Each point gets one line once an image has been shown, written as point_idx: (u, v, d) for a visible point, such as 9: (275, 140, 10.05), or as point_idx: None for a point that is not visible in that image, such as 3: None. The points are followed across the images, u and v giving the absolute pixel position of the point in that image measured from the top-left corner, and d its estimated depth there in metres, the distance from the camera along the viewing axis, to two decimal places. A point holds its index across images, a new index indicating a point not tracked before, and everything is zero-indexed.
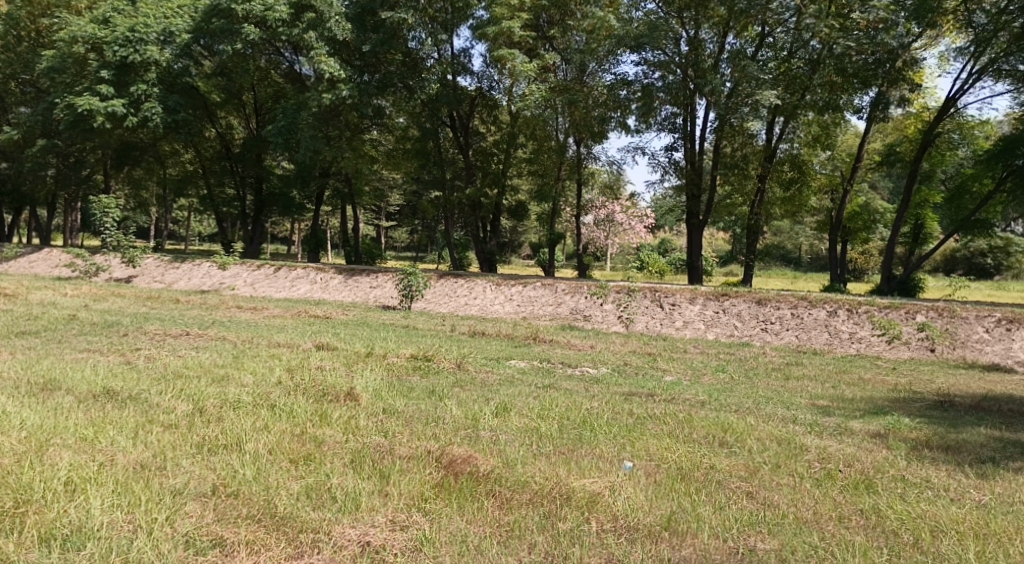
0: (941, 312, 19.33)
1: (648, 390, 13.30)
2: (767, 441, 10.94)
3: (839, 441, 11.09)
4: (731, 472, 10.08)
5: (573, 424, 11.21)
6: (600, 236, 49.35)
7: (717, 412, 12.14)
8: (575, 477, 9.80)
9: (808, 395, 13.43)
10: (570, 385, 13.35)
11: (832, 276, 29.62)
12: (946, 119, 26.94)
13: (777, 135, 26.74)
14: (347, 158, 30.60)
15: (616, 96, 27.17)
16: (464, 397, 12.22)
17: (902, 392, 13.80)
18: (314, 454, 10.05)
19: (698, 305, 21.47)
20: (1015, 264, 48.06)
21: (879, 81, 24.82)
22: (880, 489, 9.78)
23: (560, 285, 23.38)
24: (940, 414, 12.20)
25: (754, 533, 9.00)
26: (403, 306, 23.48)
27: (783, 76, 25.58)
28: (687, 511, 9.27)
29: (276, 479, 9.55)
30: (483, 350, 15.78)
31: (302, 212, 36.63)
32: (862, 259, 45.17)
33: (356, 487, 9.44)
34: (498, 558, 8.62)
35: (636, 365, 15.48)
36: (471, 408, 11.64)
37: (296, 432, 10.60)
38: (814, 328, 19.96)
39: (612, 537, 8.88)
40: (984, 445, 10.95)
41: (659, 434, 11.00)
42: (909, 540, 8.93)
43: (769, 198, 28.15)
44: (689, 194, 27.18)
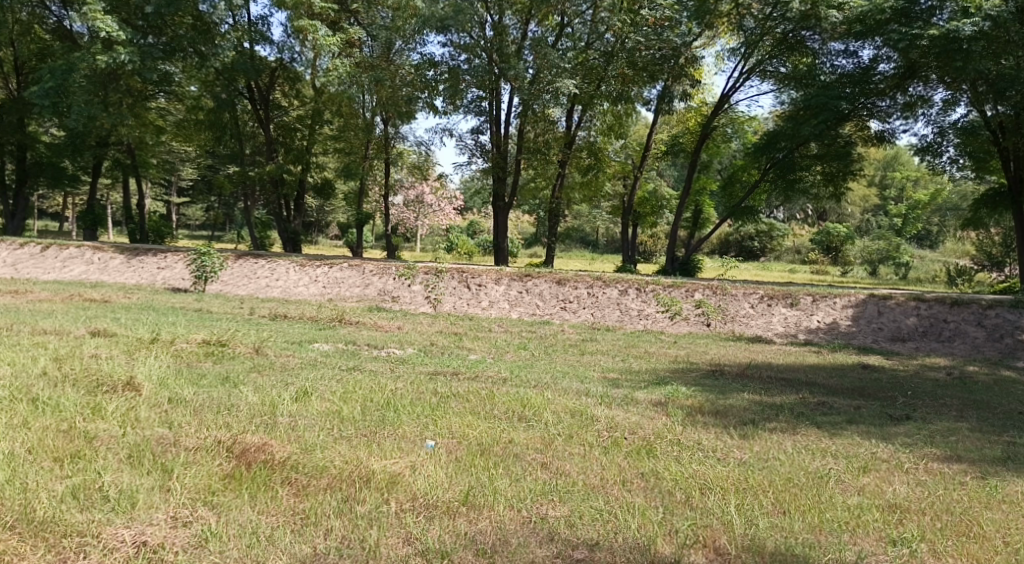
0: (715, 290, 21.15)
1: (452, 369, 12.70)
2: (561, 414, 10.66)
3: (626, 409, 11.07)
4: (528, 445, 9.67)
5: (376, 406, 10.42)
6: (409, 217, 49.34)
7: (516, 387, 11.83)
8: (377, 458, 9.09)
9: (601, 369, 13.97)
10: (374, 366, 12.45)
11: (623, 260, 31.29)
12: (721, 115, 29.10)
13: (576, 123, 28.30)
14: (129, 125, 28.10)
15: (422, 76, 26.27)
16: (263, 382, 11.13)
17: (680, 363, 15.07)
18: (84, 451, 8.89)
19: (503, 285, 22.08)
20: (778, 247, 52.74)
21: (665, 76, 26.72)
22: (660, 453, 9.56)
23: (367, 267, 23.35)
24: (713, 382, 13.18)
25: (545, 501, 8.59)
26: (197, 288, 22.62)
27: (581, 66, 26.14)
28: (484, 485, 8.76)
29: (35, 480, 8.40)
30: (284, 334, 14.75)
31: (73, 182, 34.18)
32: (651, 242, 47.86)
33: (133, 483, 8.45)
34: (292, 546, 7.88)
35: (443, 345, 14.95)
36: (269, 394, 10.57)
37: (62, 427, 9.31)
38: (607, 306, 21.17)
39: (411, 516, 8.28)
40: (747, 409, 11.39)
41: (462, 412, 10.46)
42: (679, 497, 8.66)
43: (569, 182, 29.72)
44: (496, 176, 27.54)
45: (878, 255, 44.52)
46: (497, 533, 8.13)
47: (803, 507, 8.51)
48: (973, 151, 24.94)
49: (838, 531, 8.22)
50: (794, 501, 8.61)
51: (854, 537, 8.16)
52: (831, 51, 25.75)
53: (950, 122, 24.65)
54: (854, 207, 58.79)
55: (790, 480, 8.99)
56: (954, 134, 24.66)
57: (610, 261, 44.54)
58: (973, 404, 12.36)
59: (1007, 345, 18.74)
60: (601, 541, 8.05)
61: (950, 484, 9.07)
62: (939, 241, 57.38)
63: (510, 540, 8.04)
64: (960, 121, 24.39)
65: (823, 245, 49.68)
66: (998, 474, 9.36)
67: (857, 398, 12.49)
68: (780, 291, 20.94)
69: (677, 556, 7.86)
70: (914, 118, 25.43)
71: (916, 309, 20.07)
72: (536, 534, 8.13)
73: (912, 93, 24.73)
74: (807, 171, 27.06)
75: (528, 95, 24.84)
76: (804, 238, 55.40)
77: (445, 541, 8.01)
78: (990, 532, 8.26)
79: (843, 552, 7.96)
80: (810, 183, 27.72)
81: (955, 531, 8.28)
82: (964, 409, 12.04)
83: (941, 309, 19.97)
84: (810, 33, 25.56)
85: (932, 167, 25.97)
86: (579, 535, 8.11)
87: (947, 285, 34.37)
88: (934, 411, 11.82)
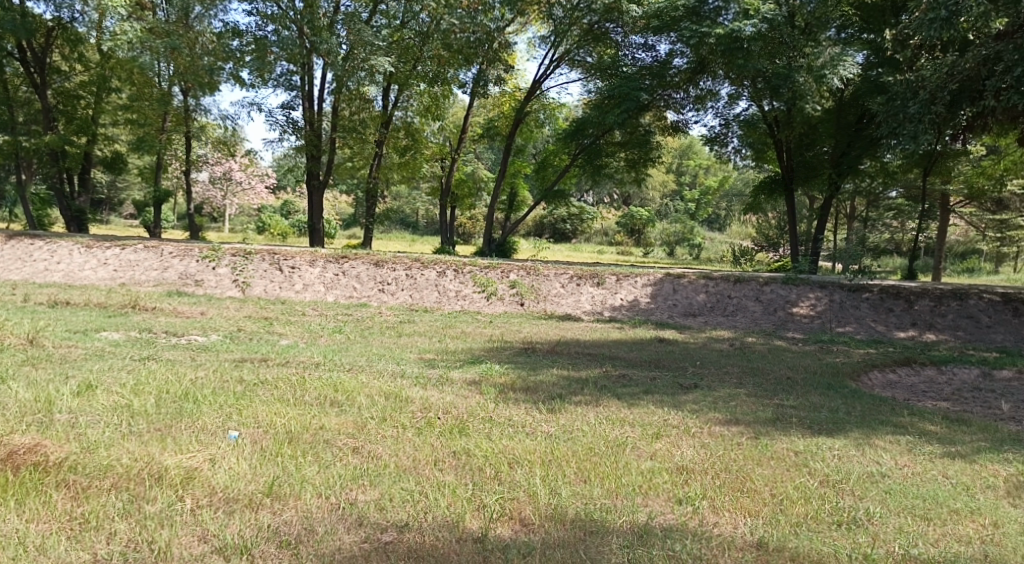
0: (529, 271, 21.51)
1: (260, 355, 12.17)
2: (375, 396, 10.42)
3: (440, 389, 10.96)
4: (339, 430, 9.40)
5: (173, 398, 9.84)
6: (216, 195, 47.53)
7: (328, 371, 11.49)
8: (172, 454, 8.60)
9: (417, 349, 13.76)
10: (172, 355, 11.79)
11: (442, 242, 31.25)
12: (533, 100, 29.50)
13: (392, 103, 27.99)
14: None
15: (228, 46, 25.07)
16: (36, 377, 10.24)
17: (494, 342, 15.13)
18: None
19: (318, 267, 21.45)
20: (588, 229, 54.41)
21: (480, 59, 26.79)
22: (472, 431, 9.53)
23: (165, 248, 21.79)
24: (525, 359, 13.38)
25: (355, 486, 8.39)
26: None
27: (396, 45, 26.06)
28: (291, 474, 8.46)
29: None
30: (63, 323, 13.71)
31: None
32: (469, 224, 48.08)
33: None
34: (66, 554, 7.40)
35: (250, 330, 14.38)
36: (44, 389, 9.76)
37: None
38: (425, 288, 21.06)
39: (207, 513, 7.89)
40: (555, 384, 11.60)
41: (269, 399, 10.04)
42: (490, 473, 8.67)
43: (385, 163, 28.91)
44: (310, 155, 26.64)
45: (678, 236, 46.89)
46: (302, 522, 7.88)
47: (602, 475, 8.70)
48: (753, 142, 26.47)
49: (633, 494, 8.42)
50: (595, 469, 8.80)
51: (645, 499, 8.36)
52: (633, 44, 26.70)
53: (735, 114, 25.80)
54: (655, 192, 61.54)
55: (591, 449, 9.21)
56: (738, 126, 25.85)
57: (429, 243, 44.52)
58: (751, 371, 13.19)
59: (779, 318, 20.18)
60: (411, 522, 7.93)
61: (729, 444, 9.49)
62: (728, 225, 61.14)
63: (316, 528, 7.81)
64: (743, 113, 25.45)
65: (628, 228, 51.80)
66: (767, 434, 9.88)
67: (652, 370, 13.06)
68: (588, 271, 21.57)
69: (484, 530, 7.87)
70: (705, 110, 26.41)
71: (705, 286, 21.19)
72: (344, 520, 7.93)
73: (703, 86, 25.80)
74: (612, 157, 28.02)
75: (342, 71, 24.19)
76: (611, 221, 57.48)
77: (245, 536, 7.69)
78: (759, 486, 8.57)
79: (636, 514, 8.12)
80: (614, 169, 28.67)
81: (732, 487, 8.56)
82: (742, 377, 12.80)
83: (725, 286, 21.17)
84: (613, 25, 26.61)
85: (719, 156, 27.31)
86: (388, 518, 7.97)
87: (733, 264, 36.64)
88: (719, 379, 12.54)
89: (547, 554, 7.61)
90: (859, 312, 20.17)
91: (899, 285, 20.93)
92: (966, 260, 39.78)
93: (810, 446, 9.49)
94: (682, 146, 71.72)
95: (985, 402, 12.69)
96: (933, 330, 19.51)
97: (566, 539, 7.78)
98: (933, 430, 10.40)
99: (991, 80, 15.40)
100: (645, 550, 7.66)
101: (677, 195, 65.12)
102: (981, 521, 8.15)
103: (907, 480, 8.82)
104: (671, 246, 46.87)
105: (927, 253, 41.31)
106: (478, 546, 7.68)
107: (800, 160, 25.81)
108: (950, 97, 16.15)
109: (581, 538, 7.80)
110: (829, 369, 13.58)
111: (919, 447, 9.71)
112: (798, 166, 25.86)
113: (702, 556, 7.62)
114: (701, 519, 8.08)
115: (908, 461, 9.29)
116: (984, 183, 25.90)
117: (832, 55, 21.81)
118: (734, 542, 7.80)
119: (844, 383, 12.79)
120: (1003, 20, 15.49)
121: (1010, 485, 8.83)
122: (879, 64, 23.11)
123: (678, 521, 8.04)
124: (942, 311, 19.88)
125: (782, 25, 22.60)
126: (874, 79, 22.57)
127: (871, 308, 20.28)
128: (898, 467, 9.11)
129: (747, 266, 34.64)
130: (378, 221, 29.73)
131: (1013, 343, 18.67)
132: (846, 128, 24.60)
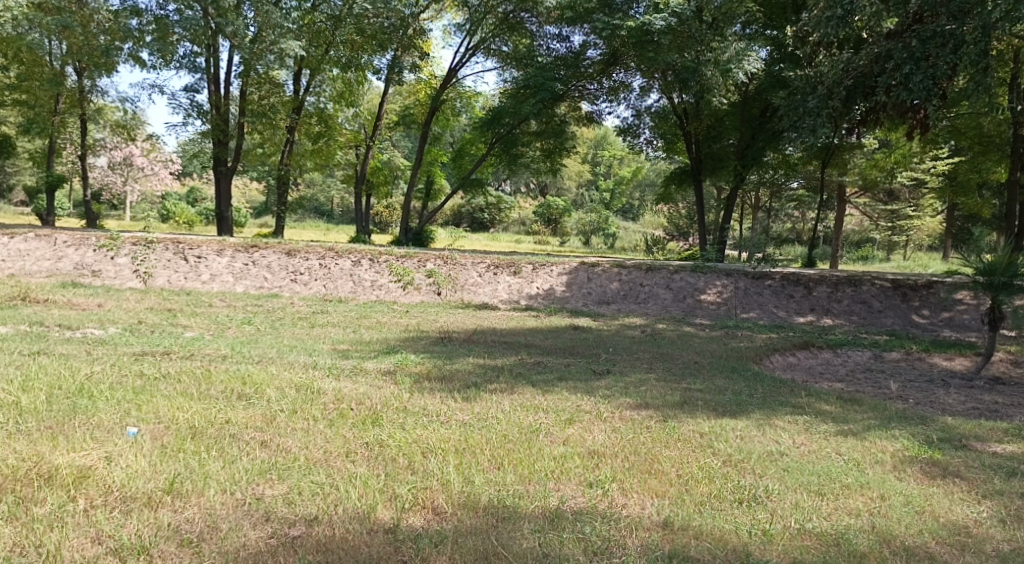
0: (446, 260, 21.35)
1: (162, 348, 11.77)
2: (285, 389, 10.17)
3: (354, 380, 10.77)
4: (246, 424, 9.15)
5: (66, 394, 9.46)
6: (116, 181, 45.54)
7: (236, 364, 11.17)
8: (63, 452, 8.27)
9: (331, 340, 13.50)
10: (66, 349, 11.31)
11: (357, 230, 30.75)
12: (449, 88, 29.25)
13: (304, 88, 27.33)
14: None
15: (125, 25, 23.81)
16: None
17: (410, 331, 14.98)
18: None
19: (226, 257, 20.89)
20: (505, 218, 54.43)
21: (394, 45, 26.54)
22: (385, 422, 9.40)
23: (59, 237, 20.91)
24: (441, 348, 13.28)
25: (262, 481, 8.18)
26: None
27: (307, 29, 25.42)
28: (193, 470, 8.20)
29: None
30: None
31: None
32: (386, 213, 47.58)
33: None
34: None
35: (152, 322, 13.93)
36: None
37: None
38: (340, 278, 20.72)
39: (102, 513, 7.63)
40: (470, 372, 11.56)
41: (171, 394, 9.71)
42: (403, 463, 8.55)
43: (298, 149, 28.61)
44: (216, 140, 25.79)
45: (592, 225, 47.31)
46: (206, 520, 7.66)
47: (515, 461, 8.68)
48: (664, 133, 26.84)
49: (545, 480, 8.42)
50: (508, 456, 8.77)
51: (557, 484, 8.37)
52: (548, 35, 26.77)
53: (646, 106, 26.18)
54: (571, 182, 61.99)
55: (505, 437, 9.17)
56: (649, 117, 26.28)
57: (345, 232, 43.76)
58: (660, 357, 13.38)
59: (688, 305, 20.56)
60: (320, 516, 7.77)
61: (639, 428, 9.59)
62: (641, 215, 62.02)
63: (219, 525, 7.60)
64: (653, 105, 25.89)
65: (545, 217, 52.04)
66: (675, 417, 10.02)
67: (565, 356, 13.14)
68: (505, 260, 21.53)
69: (395, 521, 7.75)
70: (618, 102, 26.78)
71: (618, 275, 21.41)
72: (249, 516, 7.73)
73: (616, 78, 26.27)
74: (528, 146, 28.02)
75: (250, 53, 23.54)
76: (527, 211, 57.65)
77: (143, 535, 7.44)
78: (666, 467, 8.67)
79: (548, 499, 8.11)
80: (530, 159, 28.73)
81: (640, 469, 8.64)
82: (652, 362, 12.99)
83: (638, 274, 21.42)
84: (528, 15, 26.52)
85: (632, 147, 27.61)
86: (297, 512, 7.79)
87: (644, 253, 37.10)
88: (630, 364, 12.70)
89: (460, 541, 7.54)
90: (762, 298, 20.66)
91: (799, 272, 21.49)
92: (862, 249, 41.21)
93: (715, 428, 9.66)
94: (596, 137, 72.44)
95: (877, 382, 13.16)
96: (830, 315, 20.12)
97: (478, 526, 7.72)
98: (828, 409, 10.71)
99: (882, 76, 15.84)
100: (555, 533, 7.65)
101: (591, 185, 65.75)
102: (870, 495, 8.35)
103: (803, 458, 9.03)
104: (587, 236, 47.27)
105: (825, 241, 42.67)
106: (388, 537, 7.56)
107: (708, 152, 26.30)
108: (846, 91, 16.71)
109: (493, 525, 7.74)
110: (733, 353, 13.88)
111: (815, 427, 9.98)
112: (706, 158, 26.36)
113: (611, 537, 7.65)
114: (611, 501, 8.14)
115: (804, 439, 9.53)
116: (877, 175, 27.13)
117: (738, 50, 22.07)
118: (642, 522, 7.87)
119: (748, 366, 13.09)
120: (894, 19, 15.97)
121: (896, 459, 9.11)
122: (781, 60, 23.68)
123: (588, 504, 8.07)
124: (838, 297, 20.50)
125: (689, 19, 22.85)
126: (776, 75, 23.35)
127: (774, 294, 20.78)
128: (795, 446, 9.33)
129: (659, 254, 35.20)
130: (289, 209, 29.03)
131: (903, 327, 19.41)
132: (751, 120, 25.09)
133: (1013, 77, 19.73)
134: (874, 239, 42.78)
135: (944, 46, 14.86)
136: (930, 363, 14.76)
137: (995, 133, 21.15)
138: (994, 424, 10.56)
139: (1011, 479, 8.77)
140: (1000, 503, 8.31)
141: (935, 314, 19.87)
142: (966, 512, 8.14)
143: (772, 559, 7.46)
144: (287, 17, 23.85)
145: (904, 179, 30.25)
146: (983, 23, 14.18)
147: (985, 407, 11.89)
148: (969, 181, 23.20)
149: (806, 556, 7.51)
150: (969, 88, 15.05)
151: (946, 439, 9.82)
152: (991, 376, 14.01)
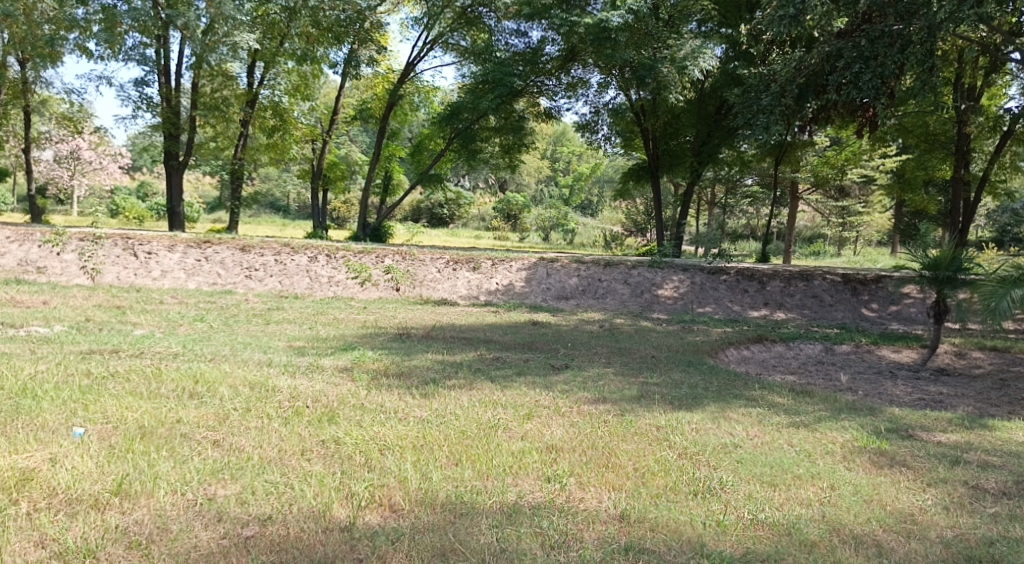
0: (404, 256, 21.23)
1: (110, 347, 11.55)
2: (238, 387, 10.05)
3: (310, 378, 10.67)
4: (198, 423, 9.02)
5: (8, 394, 9.27)
6: (61, 174, 44.43)
7: (187, 362, 10.99)
8: (5, 455, 8.12)
9: (286, 337, 13.37)
10: (8, 348, 11.05)
11: (314, 226, 30.45)
12: (407, 83, 29.08)
13: (258, 81, 26.85)
14: None
15: (71, 14, 23.32)
16: None
17: (367, 328, 14.91)
18: None
19: (178, 253, 20.58)
20: (464, 214, 54.36)
21: (350, 39, 26.31)
22: (341, 419, 9.33)
23: (3, 232, 20.46)
24: (399, 344, 13.20)
25: (215, 481, 8.07)
26: None
27: (260, 21, 25.33)
28: (142, 471, 8.07)
29: None
30: None
31: None
32: (343, 208, 47.26)
33: None
34: None
35: (100, 320, 13.67)
36: None
37: None
38: (296, 274, 20.52)
39: (46, 516, 7.49)
40: (429, 368, 11.54)
41: (119, 393, 9.55)
42: (360, 461, 8.49)
43: (253, 143, 28.23)
44: (167, 133, 25.35)
45: (551, 221, 47.45)
46: (155, 521, 7.54)
47: (473, 457, 8.67)
48: (621, 130, 26.95)
49: (503, 475, 8.42)
50: (466, 452, 8.75)
51: (516, 479, 8.38)
52: (505, 30, 26.57)
53: (603, 103, 26.24)
54: (530, 177, 62.00)
55: (463, 433, 9.14)
56: (606, 113, 26.38)
57: (301, 228, 43.20)
58: (617, 351, 13.45)
59: (646, 299, 20.68)
60: (274, 515, 7.69)
61: (597, 422, 9.63)
62: (599, 211, 62.25)
63: (170, 527, 7.49)
64: (611, 101, 25.90)
65: (504, 213, 52.02)
66: (632, 411, 10.09)
67: (525, 352, 13.14)
68: (463, 256, 21.46)
69: (352, 519, 7.69)
70: (576, 97, 26.76)
71: (576, 270, 21.46)
72: (201, 517, 7.62)
73: (574, 75, 26.27)
74: (487, 142, 27.97)
75: (202, 46, 23.15)
76: (486, 207, 57.55)
77: (89, 538, 7.31)
78: (623, 461, 8.73)
79: (505, 494, 8.12)
80: (489, 154, 28.66)
81: (597, 463, 8.68)
82: (610, 356, 13.06)
83: (596, 270, 21.49)
84: (486, 10, 26.73)
85: (589, 143, 27.68)
86: (250, 512, 7.70)
87: (602, 248, 37.28)
88: (588, 359, 12.77)
89: (416, 538, 7.50)
90: (717, 293, 20.86)
91: (753, 267, 21.73)
92: (813, 244, 41.79)
93: (670, 421, 9.74)
94: (555, 133, 72.57)
95: (827, 374, 13.38)
96: (782, 310, 20.39)
97: (435, 523, 7.69)
98: (780, 402, 10.85)
99: (832, 75, 16.09)
100: (513, 528, 7.66)
101: (550, 180, 65.86)
102: (820, 485, 8.48)
103: (757, 450, 9.14)
104: (546, 231, 47.37)
105: (778, 237, 43.25)
106: (345, 535, 7.51)
107: (665, 148, 26.46)
108: (799, 90, 16.85)
109: (450, 521, 7.72)
110: (688, 347, 13.99)
111: (768, 419, 10.10)
112: (662, 154, 26.52)
113: (567, 531, 7.67)
114: (568, 496, 8.16)
115: (757, 432, 9.65)
116: (828, 173, 27.25)
117: (693, 47, 22.43)
118: (598, 516, 7.90)
119: (703, 359, 13.24)
120: (844, 18, 16.26)
121: (846, 450, 9.26)
122: (735, 57, 23.91)
123: (546, 499, 8.09)
124: (791, 291, 20.76)
125: (646, 15, 23.27)
126: (731, 72, 23.54)
127: (728, 289, 20.98)
128: (749, 438, 9.44)
129: (617, 250, 35.42)
130: (244, 204, 28.62)
131: (853, 320, 19.75)
132: (706, 118, 25.34)
133: (958, 76, 20.18)
134: (825, 235, 43.46)
135: (892, 46, 15.18)
136: (878, 356, 15.02)
137: (941, 131, 21.60)
138: (939, 415, 10.79)
139: (955, 467, 8.97)
140: (944, 491, 8.49)
141: (884, 307, 20.23)
142: (912, 500, 8.29)
143: (726, 550, 7.54)
144: (240, 10, 23.52)
145: (854, 177, 30.68)
146: (929, 23, 14.49)
147: (930, 398, 12.14)
148: (915, 178, 23.59)
149: (759, 546, 7.60)
150: (915, 86, 15.41)
151: (893, 429, 10.01)
152: (937, 368, 14.32)
